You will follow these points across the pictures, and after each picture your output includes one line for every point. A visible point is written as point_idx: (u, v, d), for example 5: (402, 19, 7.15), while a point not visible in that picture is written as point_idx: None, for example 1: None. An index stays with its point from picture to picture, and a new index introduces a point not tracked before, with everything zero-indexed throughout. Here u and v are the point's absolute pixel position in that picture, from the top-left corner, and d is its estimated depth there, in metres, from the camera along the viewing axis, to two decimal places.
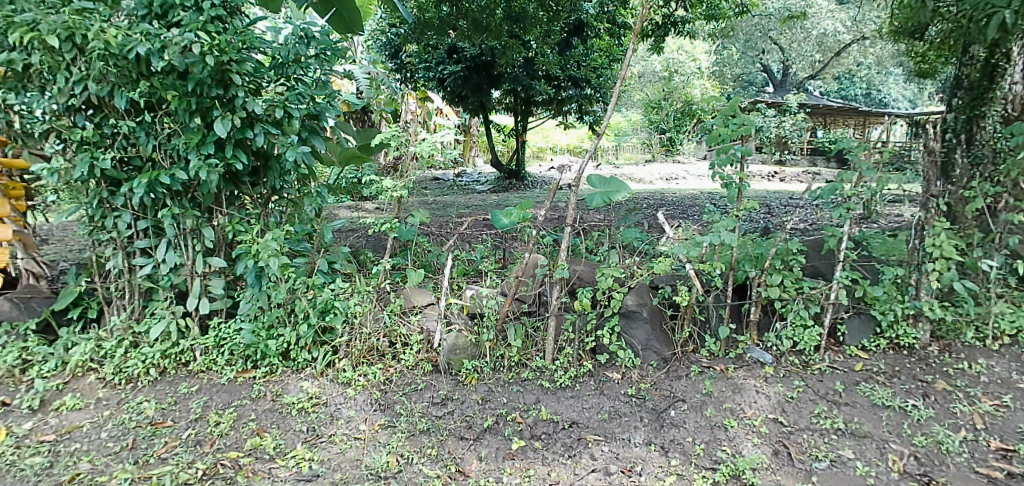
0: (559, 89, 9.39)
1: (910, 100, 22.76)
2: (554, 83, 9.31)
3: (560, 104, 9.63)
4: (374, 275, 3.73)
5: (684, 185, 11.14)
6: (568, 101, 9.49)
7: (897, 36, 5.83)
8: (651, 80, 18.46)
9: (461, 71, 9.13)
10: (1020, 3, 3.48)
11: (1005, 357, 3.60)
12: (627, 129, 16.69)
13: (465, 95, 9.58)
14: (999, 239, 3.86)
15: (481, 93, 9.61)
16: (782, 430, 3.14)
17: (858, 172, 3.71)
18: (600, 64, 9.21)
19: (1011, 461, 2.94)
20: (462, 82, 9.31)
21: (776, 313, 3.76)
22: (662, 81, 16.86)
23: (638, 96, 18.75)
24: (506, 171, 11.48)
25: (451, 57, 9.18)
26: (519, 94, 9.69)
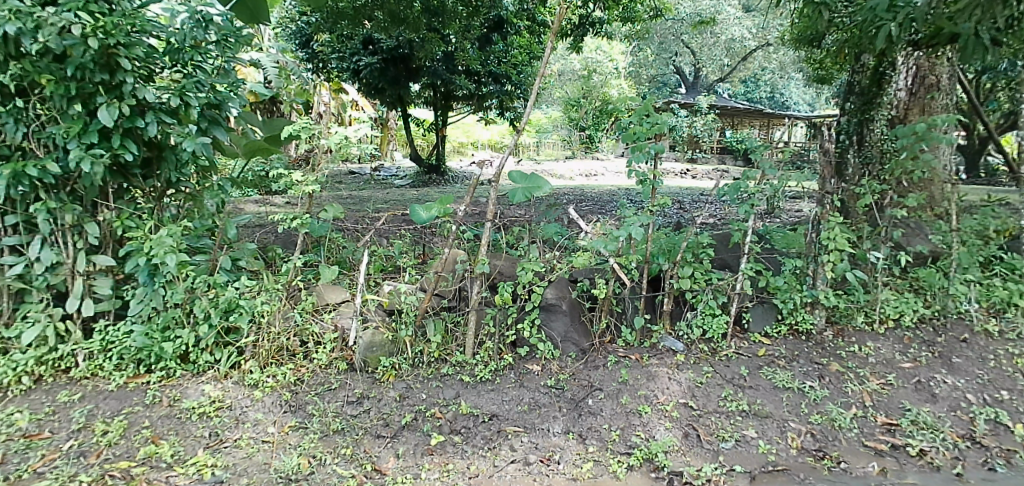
0: (480, 85, 9.47)
1: (810, 105, 24.36)
2: (474, 78, 9.39)
3: (481, 99, 9.75)
4: (283, 272, 3.58)
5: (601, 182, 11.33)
6: (489, 96, 9.63)
7: (797, 43, 6.23)
8: (570, 78, 18.84)
9: (377, 63, 8.91)
10: (904, 16, 3.89)
11: (889, 339, 3.91)
12: (547, 125, 16.97)
13: (382, 87, 9.32)
14: (884, 233, 4.13)
15: (399, 86, 9.42)
16: (692, 413, 3.30)
17: (762, 170, 3.96)
18: (520, 61, 9.27)
19: (894, 434, 3.24)
20: (379, 74, 9.04)
21: (688, 303, 3.92)
22: (581, 80, 17.19)
23: (558, 94, 19.08)
24: (427, 166, 11.35)
25: (367, 48, 8.94)
26: (439, 87, 9.67)
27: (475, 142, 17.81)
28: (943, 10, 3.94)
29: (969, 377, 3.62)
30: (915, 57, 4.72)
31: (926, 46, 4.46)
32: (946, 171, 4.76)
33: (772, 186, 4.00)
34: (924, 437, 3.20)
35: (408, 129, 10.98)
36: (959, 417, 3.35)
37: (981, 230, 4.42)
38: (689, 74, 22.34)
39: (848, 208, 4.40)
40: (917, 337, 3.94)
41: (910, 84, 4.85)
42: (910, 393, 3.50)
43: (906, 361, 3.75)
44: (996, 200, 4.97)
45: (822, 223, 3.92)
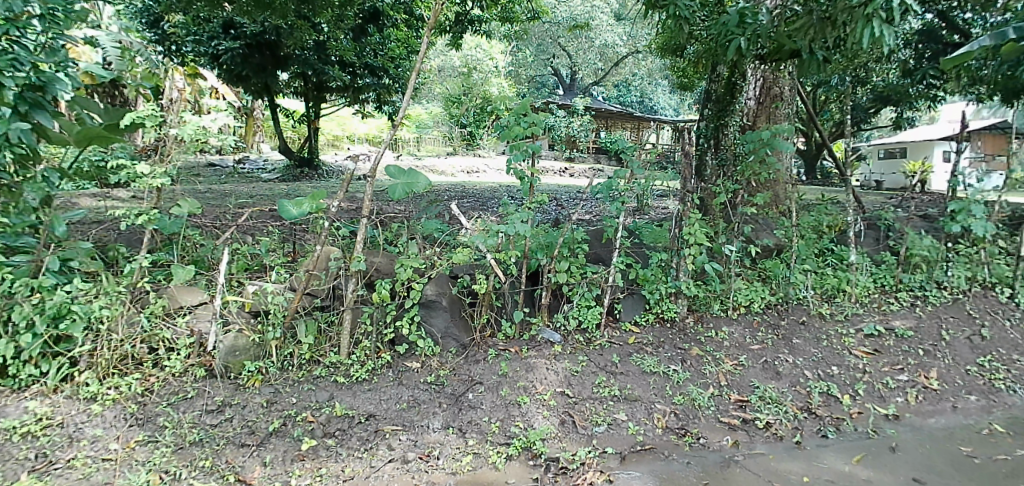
0: (355, 77, 9.15)
1: (676, 111, 26.17)
2: (349, 69, 9.07)
3: (357, 91, 9.42)
4: (126, 272, 3.28)
5: (483, 180, 11.41)
6: (365, 89, 9.34)
7: (663, 52, 6.67)
8: (451, 75, 18.80)
9: (239, 48, 8.18)
10: (752, 32, 4.30)
11: (741, 324, 4.30)
12: (428, 121, 16.83)
13: (246, 75, 8.59)
14: (737, 228, 4.49)
15: (265, 74, 8.75)
16: (567, 401, 3.44)
17: (631, 169, 4.19)
18: (398, 54, 9.05)
19: (745, 409, 3.58)
20: (241, 60, 8.32)
21: (564, 296, 4.06)
22: (461, 77, 17.22)
23: (438, 90, 18.96)
24: (297, 159, 10.85)
25: (228, 32, 8.25)
26: (310, 78, 9.25)
27: (352, 137, 17.25)
28: (784, 28, 4.40)
29: (806, 355, 4.07)
30: (761, 69, 5.22)
31: (771, 61, 4.95)
32: (788, 172, 5.34)
33: (639, 185, 4.26)
34: (769, 411, 3.56)
35: (277, 120, 10.43)
36: (799, 391, 3.77)
37: (816, 225, 4.99)
38: (566, 76, 23.14)
39: (707, 205, 4.79)
40: (764, 321, 4.36)
41: (758, 94, 5.33)
42: (759, 372, 3.88)
43: (755, 343, 4.15)
44: (828, 199, 5.61)
45: (684, 219, 4.19)
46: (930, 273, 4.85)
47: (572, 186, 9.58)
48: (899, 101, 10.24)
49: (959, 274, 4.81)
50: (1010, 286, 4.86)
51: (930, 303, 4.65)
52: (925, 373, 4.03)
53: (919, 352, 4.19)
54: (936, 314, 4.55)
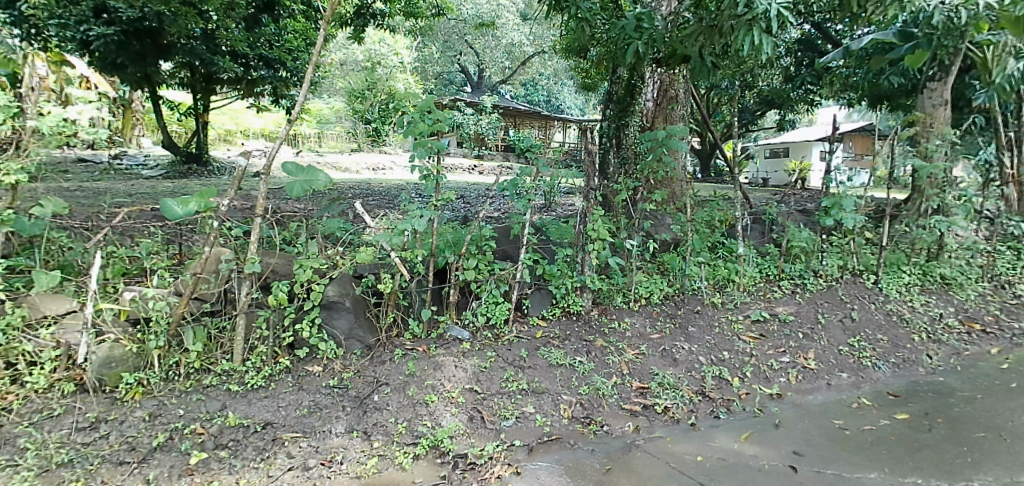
0: (248, 69, 8.71)
1: (582, 110, 26.92)
2: (241, 61, 8.61)
3: (251, 84, 9.06)
4: None
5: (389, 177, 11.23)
6: (261, 81, 8.94)
7: (567, 53, 6.82)
8: (353, 69, 18.28)
9: (114, 35, 7.39)
10: (648, 37, 4.55)
11: (642, 315, 4.49)
12: (330, 116, 16.29)
13: (123, 63, 7.94)
14: (637, 224, 4.69)
15: (144, 63, 8.15)
16: (476, 397, 3.46)
17: (536, 167, 4.29)
18: (295, 46, 8.70)
19: (645, 396, 3.75)
20: (116, 48, 7.58)
21: (473, 293, 4.06)
22: (365, 72, 16.79)
23: (341, 84, 18.38)
24: (184, 154, 10.32)
25: (99, 17, 7.32)
26: (198, 68, 8.72)
27: (248, 132, 16.37)
28: (676, 35, 4.65)
29: (701, 342, 4.32)
30: (658, 73, 5.49)
31: (666, 65, 5.21)
32: (684, 170, 5.66)
33: (545, 182, 4.33)
34: (667, 396, 3.76)
35: (159, 113, 9.73)
36: (694, 376, 4.00)
37: (709, 220, 5.30)
38: (473, 73, 23.15)
39: (609, 202, 4.96)
40: (663, 311, 4.58)
41: (656, 95, 5.61)
42: (658, 360, 4.07)
43: (655, 333, 4.34)
44: (720, 196, 5.98)
45: (587, 215, 4.31)
46: (808, 263, 5.29)
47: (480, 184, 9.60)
48: (782, 104, 11.06)
49: (832, 263, 5.28)
50: (875, 274, 5.39)
51: (809, 290, 5.08)
52: (804, 355, 4.40)
53: (799, 336, 4.56)
54: (813, 300, 4.97)
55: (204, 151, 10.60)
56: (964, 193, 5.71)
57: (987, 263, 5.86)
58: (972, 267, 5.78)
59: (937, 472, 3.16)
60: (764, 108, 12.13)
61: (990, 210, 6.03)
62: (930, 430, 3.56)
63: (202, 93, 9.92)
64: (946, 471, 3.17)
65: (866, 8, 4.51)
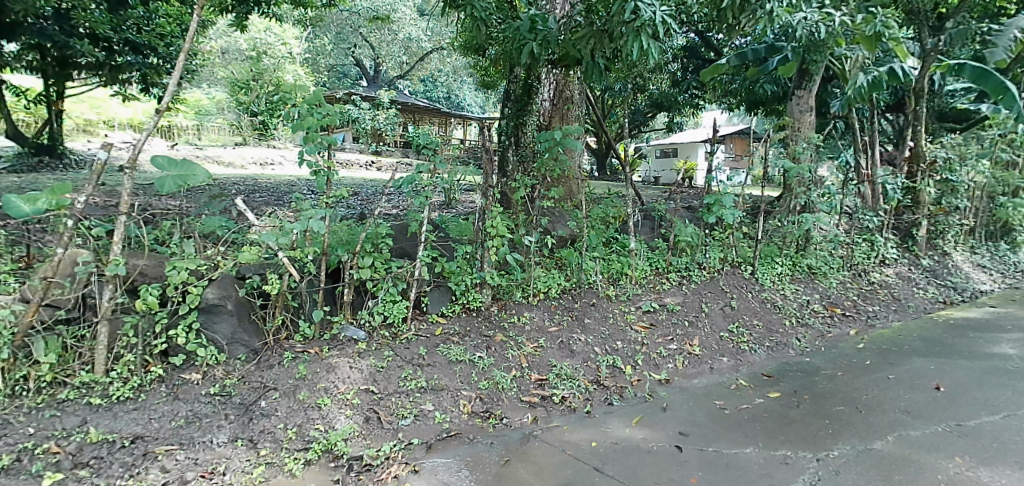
0: (112, 53, 7.89)
1: (482, 108, 27.17)
2: (102, 44, 7.77)
3: (115, 70, 8.22)
4: None
5: (279, 173, 10.81)
6: (126, 68, 8.17)
7: (465, 51, 6.82)
8: (236, 58, 17.26)
9: None
10: (542, 39, 4.66)
11: (541, 309, 4.59)
12: (211, 108, 15.27)
13: None
14: (535, 221, 4.77)
15: None
16: (372, 397, 3.39)
17: (432, 165, 4.24)
18: (169, 32, 7.99)
19: (543, 387, 3.84)
20: None
21: (368, 292, 3.96)
22: (249, 61, 15.88)
23: (222, 74, 17.27)
24: (33, 145, 9.35)
25: None
26: (50, 52, 7.84)
27: (113, 122, 14.92)
28: (570, 37, 4.79)
29: (596, 333, 4.48)
30: (553, 73, 5.63)
31: (561, 66, 5.35)
32: (580, 169, 5.81)
33: (443, 180, 4.29)
34: (564, 386, 3.87)
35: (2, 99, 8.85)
36: (590, 366, 4.14)
37: (604, 216, 5.44)
38: (369, 67, 22.63)
39: (508, 198, 4.99)
40: (560, 305, 4.70)
41: (552, 96, 5.71)
42: (556, 352, 4.18)
43: (553, 326, 4.45)
44: (613, 193, 6.20)
45: (486, 212, 4.33)
46: (693, 256, 5.63)
47: (376, 180, 9.43)
48: (670, 106, 11.70)
49: (714, 256, 5.66)
50: (751, 265, 5.85)
51: (694, 281, 5.42)
52: (690, 341, 4.69)
53: (686, 324, 4.86)
54: (698, 290, 5.31)
55: (56, 141, 9.70)
56: (826, 191, 6.29)
57: (846, 254, 6.51)
58: (833, 258, 6.40)
59: (802, 443, 3.43)
60: (654, 110, 12.76)
61: (848, 206, 6.69)
62: (798, 406, 3.89)
63: (54, 79, 9.02)
64: (811, 442, 3.45)
65: (741, 20, 4.81)
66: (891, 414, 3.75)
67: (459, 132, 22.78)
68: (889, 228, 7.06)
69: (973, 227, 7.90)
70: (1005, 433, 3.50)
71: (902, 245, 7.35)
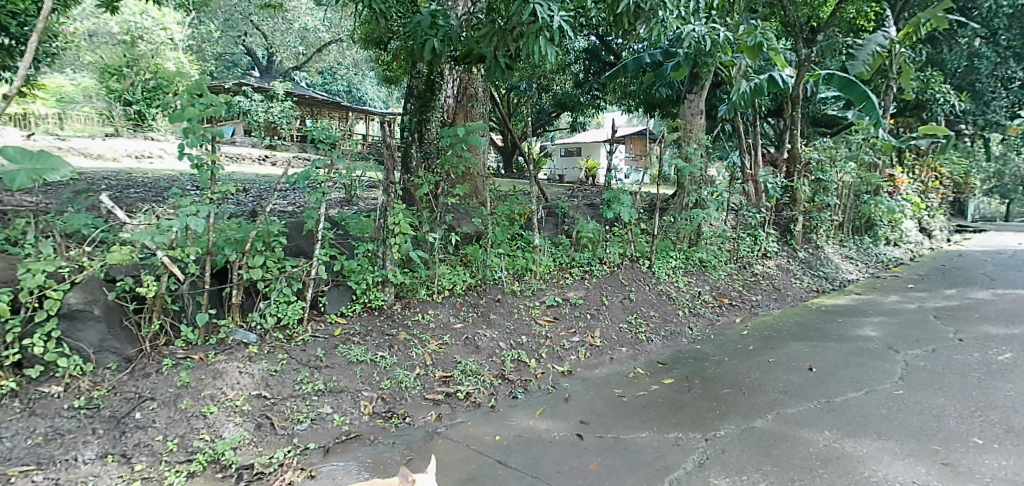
0: None
1: (384, 103, 26.71)
2: None
3: None
4: None
5: (157, 167, 10.04)
6: None
7: (366, 44, 6.65)
8: (107, 41, 15.85)
9: None
10: (443, 35, 4.61)
11: (446, 306, 4.56)
12: (77, 95, 13.92)
13: None
14: (440, 218, 4.73)
15: None
16: (264, 403, 3.27)
17: (330, 160, 4.07)
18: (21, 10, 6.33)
19: (448, 384, 3.84)
20: None
21: (259, 293, 3.78)
22: (122, 45, 14.63)
23: (90, 58, 15.80)
24: None
25: None
26: None
27: None
28: (472, 35, 4.80)
29: (501, 328, 4.52)
30: (456, 70, 5.63)
31: (463, 63, 5.33)
32: (484, 166, 5.80)
33: (341, 175, 4.15)
34: (469, 382, 3.88)
35: None
36: (494, 361, 4.18)
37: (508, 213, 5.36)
38: (261, 57, 21.58)
39: (411, 195, 4.91)
40: (465, 302, 4.69)
41: (456, 92, 5.70)
42: (461, 348, 4.18)
43: (458, 322, 4.45)
44: (518, 190, 6.26)
45: (388, 209, 4.24)
46: (595, 251, 5.82)
47: (268, 175, 9.00)
48: (573, 106, 12.02)
49: (614, 251, 5.89)
50: (648, 259, 6.13)
51: (596, 276, 5.60)
52: (591, 333, 4.84)
53: (588, 316, 5.01)
54: (600, 284, 5.50)
55: None
56: (715, 190, 6.71)
57: (732, 248, 6.98)
58: (721, 251, 6.84)
59: (693, 425, 3.64)
60: (558, 109, 13.07)
61: (735, 203, 7.16)
62: (689, 391, 4.12)
63: None
64: (700, 423, 3.66)
65: (636, 26, 5.00)
66: (771, 394, 4.06)
67: (362, 126, 22.27)
68: (770, 223, 7.64)
69: (841, 222, 8.70)
70: (867, 406, 3.85)
71: (781, 239, 7.96)
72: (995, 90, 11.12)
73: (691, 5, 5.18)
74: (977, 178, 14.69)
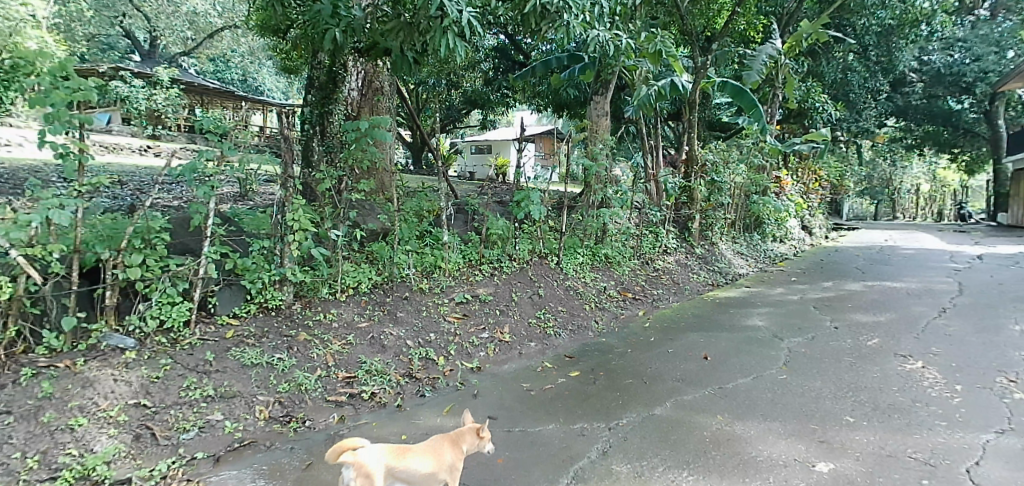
0: None
1: (284, 94, 25.62)
2: None
3: None
4: None
5: (16, 156, 9.05)
6: None
7: (263, 30, 6.32)
8: None
9: None
10: (345, 25, 4.44)
11: (350, 305, 4.43)
12: None
13: None
14: (343, 214, 4.57)
15: None
16: (145, 412, 3.06)
17: (220, 151, 3.82)
18: None
19: (351, 385, 3.73)
20: None
21: (138, 294, 3.51)
22: None
23: None
24: None
25: None
26: None
27: None
28: (376, 27, 4.67)
29: (409, 326, 4.45)
30: (361, 62, 5.48)
31: (368, 55, 5.21)
32: (391, 161, 5.67)
33: (232, 168, 3.91)
34: (374, 382, 3.79)
35: None
36: (401, 359, 4.11)
37: (417, 210, 5.35)
38: (142, 40, 20.04)
39: (312, 190, 4.72)
40: (371, 300, 4.57)
41: (360, 85, 5.54)
42: (365, 348, 4.07)
43: (362, 321, 4.32)
44: (426, 186, 6.18)
45: (286, 205, 4.07)
46: (504, 248, 5.85)
47: (152, 167, 8.38)
48: (483, 104, 12.06)
49: (523, 248, 5.95)
50: (556, 256, 6.25)
51: (505, 273, 5.65)
52: (500, 329, 4.87)
53: (497, 312, 5.05)
54: (508, 281, 5.56)
55: None
56: (619, 189, 6.94)
57: (635, 245, 7.26)
58: (625, 248, 7.09)
59: (597, 415, 3.75)
60: (467, 106, 13.04)
61: (638, 202, 7.46)
62: (594, 382, 4.25)
63: None
64: (604, 413, 3.78)
65: (542, 27, 5.10)
66: (670, 382, 4.26)
67: (259, 118, 21.25)
68: (670, 221, 8.01)
69: (734, 220, 9.27)
70: (754, 391, 4.13)
71: (680, 236, 8.36)
72: (865, 101, 12.26)
73: (594, 9, 5.33)
74: (850, 180, 16.13)
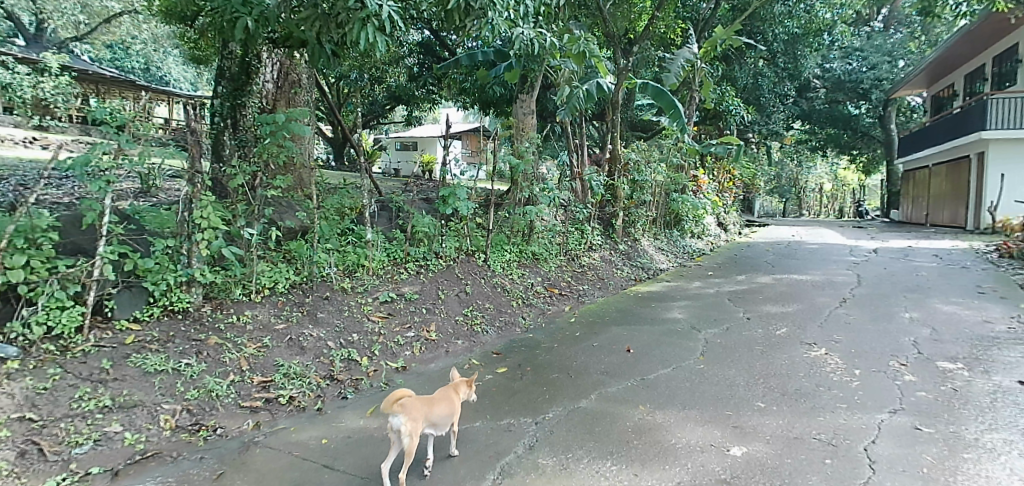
0: None
1: (194, 86, 24.36)
2: None
3: None
4: None
5: None
6: None
7: (168, 18, 5.97)
8: None
9: None
10: (258, 13, 4.20)
11: (266, 306, 4.24)
12: None
13: None
14: (258, 211, 4.37)
15: None
16: (30, 427, 2.83)
17: (117, 143, 3.56)
18: None
19: (268, 389, 3.57)
20: None
21: (19, 299, 3.27)
22: None
23: None
24: None
25: None
26: None
27: None
28: (291, 17, 4.48)
29: (330, 327, 4.32)
30: (276, 54, 5.27)
31: (283, 46, 5.02)
32: (309, 157, 5.48)
33: (131, 162, 3.66)
34: (293, 385, 3.65)
35: None
36: (322, 361, 3.97)
37: (339, 208, 5.18)
38: (28, 23, 18.52)
39: (223, 186, 4.49)
40: (289, 301, 4.40)
41: (275, 78, 5.33)
42: (283, 351, 3.91)
43: (279, 322, 4.16)
44: (348, 183, 6.01)
45: (194, 201, 3.85)
46: (430, 246, 5.78)
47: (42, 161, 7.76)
48: (409, 101, 11.92)
49: (449, 246, 5.90)
50: (483, 253, 6.25)
51: (431, 271, 5.58)
52: (426, 328, 4.81)
53: (423, 311, 4.98)
54: (434, 279, 5.50)
55: None
56: (546, 186, 6.99)
57: (562, 241, 7.37)
58: (552, 245, 7.18)
59: (524, 410, 3.78)
60: (392, 102, 12.84)
61: (564, 199, 7.59)
62: (521, 378, 4.27)
63: None
64: (531, 407, 3.81)
65: (466, 23, 5.06)
66: (594, 375, 4.35)
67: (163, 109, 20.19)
68: (595, 218, 8.18)
69: (655, 217, 9.59)
70: (674, 381, 4.28)
71: (605, 232, 8.54)
72: (774, 105, 13.04)
73: (518, 8, 5.35)
74: (761, 179, 17.08)
